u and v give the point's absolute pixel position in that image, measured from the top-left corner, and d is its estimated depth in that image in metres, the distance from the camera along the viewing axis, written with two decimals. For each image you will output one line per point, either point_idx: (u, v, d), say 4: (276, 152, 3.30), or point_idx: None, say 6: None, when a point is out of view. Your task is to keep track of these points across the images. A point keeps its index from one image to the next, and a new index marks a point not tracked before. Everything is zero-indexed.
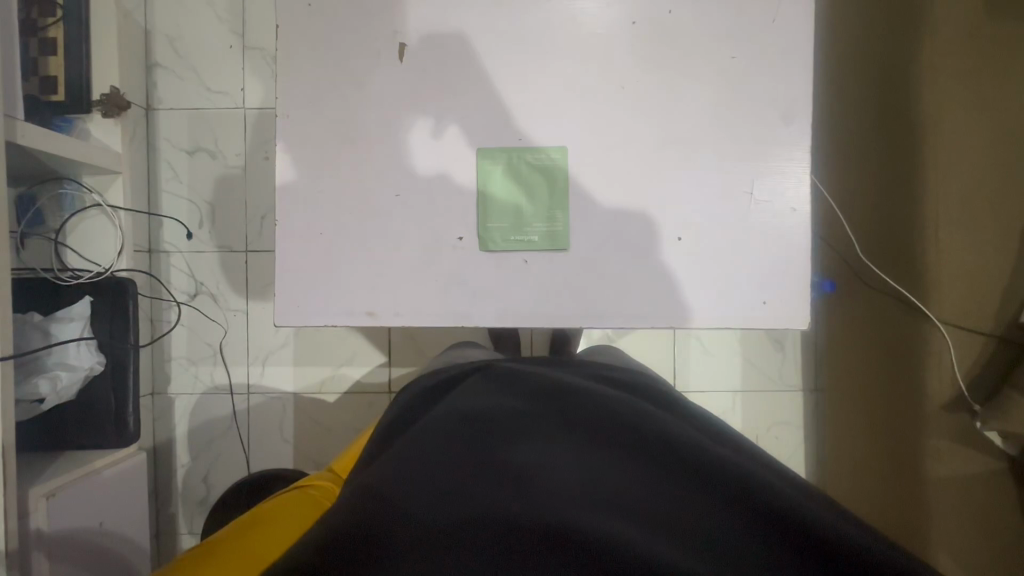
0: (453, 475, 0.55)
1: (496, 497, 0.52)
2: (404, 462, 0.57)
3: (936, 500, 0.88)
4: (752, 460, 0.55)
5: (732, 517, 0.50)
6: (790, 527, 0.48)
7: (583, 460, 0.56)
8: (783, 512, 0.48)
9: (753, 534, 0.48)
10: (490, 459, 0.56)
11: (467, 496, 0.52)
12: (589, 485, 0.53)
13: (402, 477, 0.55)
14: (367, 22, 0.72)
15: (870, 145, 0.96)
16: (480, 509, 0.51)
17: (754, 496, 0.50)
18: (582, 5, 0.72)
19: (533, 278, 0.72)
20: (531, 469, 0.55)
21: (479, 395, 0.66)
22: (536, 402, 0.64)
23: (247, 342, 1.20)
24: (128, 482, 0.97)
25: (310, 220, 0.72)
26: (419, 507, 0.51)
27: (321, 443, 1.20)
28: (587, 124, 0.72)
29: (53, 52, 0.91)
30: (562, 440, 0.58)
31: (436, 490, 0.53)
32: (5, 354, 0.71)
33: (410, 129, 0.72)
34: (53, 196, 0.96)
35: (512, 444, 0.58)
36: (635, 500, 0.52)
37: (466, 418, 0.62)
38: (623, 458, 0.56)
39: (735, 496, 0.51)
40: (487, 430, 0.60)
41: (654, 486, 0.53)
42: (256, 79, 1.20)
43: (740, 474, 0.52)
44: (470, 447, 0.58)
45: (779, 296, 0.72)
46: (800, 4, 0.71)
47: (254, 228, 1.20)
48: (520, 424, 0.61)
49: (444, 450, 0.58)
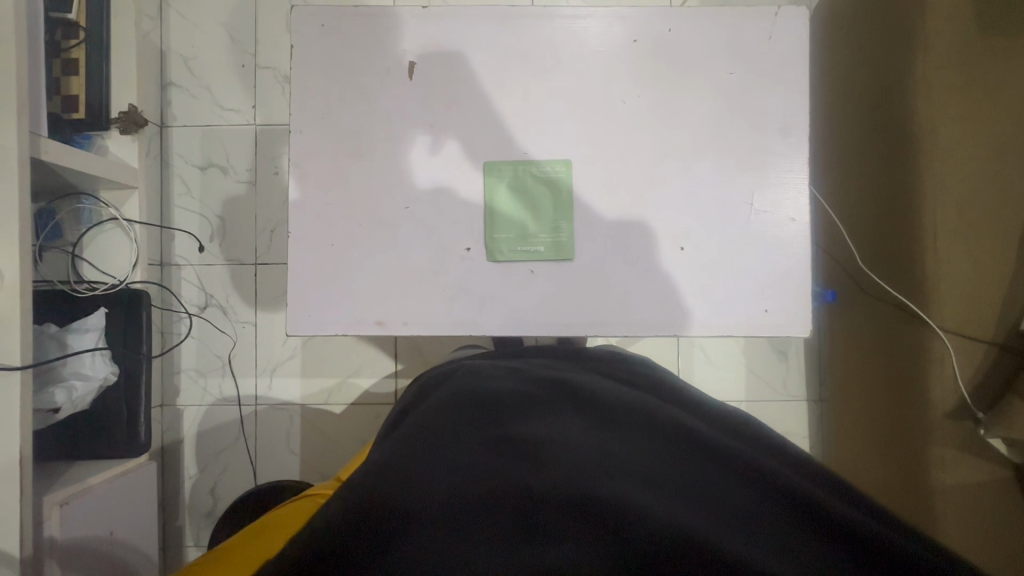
0: (470, 453, 0.56)
1: (512, 471, 0.53)
2: (419, 441, 0.58)
3: (943, 510, 0.87)
4: (765, 446, 0.56)
5: (744, 491, 0.51)
6: (801, 504, 0.49)
7: (596, 439, 0.57)
8: (792, 488, 0.50)
9: (765, 506, 0.50)
10: (502, 435, 0.57)
11: (487, 473, 0.53)
12: (606, 460, 0.53)
13: (419, 456, 0.55)
14: (378, 42, 0.75)
15: (870, 154, 0.97)
16: (500, 485, 0.51)
17: (764, 472, 0.51)
18: (585, 24, 0.75)
19: (539, 287, 0.74)
20: (544, 443, 0.55)
21: (487, 379, 0.66)
22: (544, 387, 0.65)
23: (255, 353, 1.22)
24: (138, 491, 0.98)
25: (321, 232, 0.74)
26: (438, 482, 0.52)
27: (328, 454, 1.21)
28: (591, 138, 0.74)
29: (75, 71, 0.95)
30: (574, 423, 0.59)
31: (454, 467, 0.54)
32: (26, 364, 0.73)
33: (417, 144, 0.75)
34: (71, 210, 0.99)
35: (523, 422, 0.59)
36: (650, 472, 0.53)
37: (476, 399, 0.62)
38: (634, 440, 0.57)
39: (745, 471, 0.52)
40: (498, 411, 0.61)
41: (666, 460, 0.54)
42: (267, 96, 1.23)
43: (749, 454, 0.53)
44: (484, 427, 0.59)
45: (780, 304, 0.73)
46: (795, 23, 0.74)
47: (264, 240, 1.23)
48: (531, 406, 0.62)
49: (458, 433, 0.59)
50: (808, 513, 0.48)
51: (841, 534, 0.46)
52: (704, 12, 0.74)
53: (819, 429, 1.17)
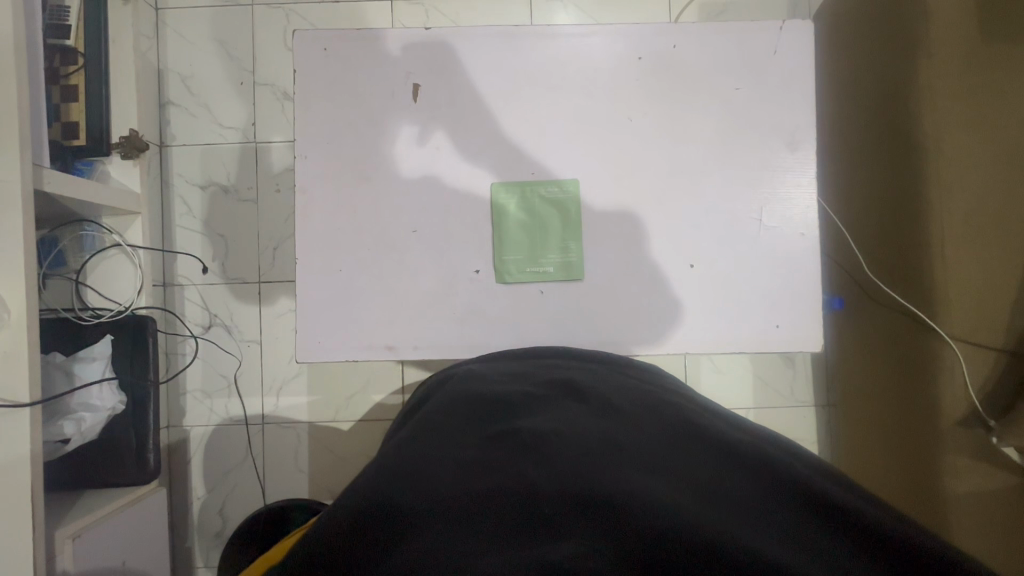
0: (473, 449, 0.51)
1: (512, 468, 0.48)
2: (418, 439, 0.53)
3: (958, 519, 0.87)
4: (786, 447, 0.48)
5: (765, 492, 0.44)
6: (829, 514, 0.41)
7: (603, 432, 0.51)
8: (818, 493, 0.43)
9: (789, 511, 0.42)
10: (505, 431, 0.52)
11: (488, 469, 0.48)
12: (615, 455, 0.48)
13: (421, 454, 0.50)
14: (382, 66, 0.74)
15: (878, 162, 0.97)
16: (503, 482, 0.46)
17: (785, 474, 0.44)
18: (589, 41, 0.75)
19: (549, 307, 0.73)
20: (549, 437, 0.51)
21: (490, 381, 0.62)
22: (549, 385, 0.60)
23: (261, 372, 1.21)
24: (149, 518, 0.98)
25: (329, 257, 0.74)
26: (438, 478, 0.47)
27: (335, 472, 1.21)
28: (598, 156, 0.74)
29: (74, 98, 0.94)
30: (580, 415, 0.54)
31: (455, 463, 0.49)
32: (35, 400, 0.73)
33: (423, 167, 0.74)
34: (74, 237, 0.99)
35: (528, 417, 0.55)
36: (660, 467, 0.47)
37: (479, 399, 0.58)
38: (645, 433, 0.51)
39: (765, 471, 0.45)
40: (501, 408, 0.57)
41: (679, 458, 0.48)
42: (266, 113, 1.23)
43: (768, 453, 0.46)
44: (486, 424, 0.55)
45: (791, 320, 0.73)
46: (799, 37, 0.74)
47: (266, 259, 1.22)
48: (535, 405, 0.57)
49: (459, 430, 0.54)
50: (838, 523, 0.41)
51: (875, 546, 0.39)
52: (708, 28, 0.74)
53: (828, 434, 1.19)
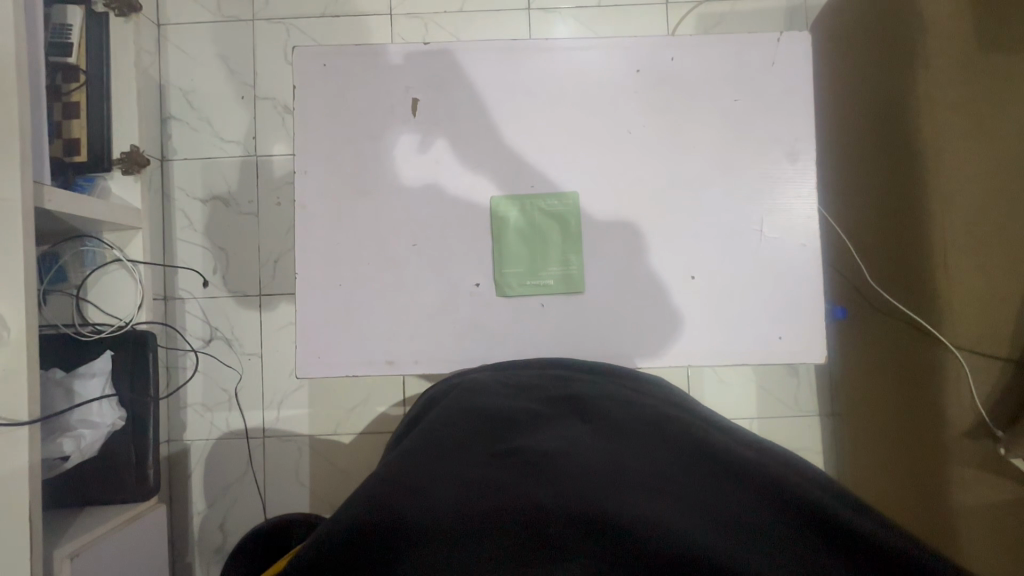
0: (476, 467, 0.49)
1: (517, 487, 0.47)
2: (421, 454, 0.51)
3: (965, 529, 0.86)
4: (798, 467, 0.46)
5: (772, 516, 0.43)
6: (834, 536, 0.40)
7: (608, 451, 0.50)
8: (829, 517, 0.41)
9: (796, 533, 0.41)
10: (508, 449, 0.51)
11: (493, 489, 0.46)
12: (620, 474, 0.47)
13: (425, 471, 0.49)
14: (381, 81, 0.75)
15: (878, 172, 0.98)
16: (507, 502, 0.45)
17: (793, 494, 0.43)
18: (587, 54, 0.75)
19: (549, 320, 0.73)
20: (551, 456, 0.50)
21: (493, 395, 0.60)
22: (551, 403, 0.59)
23: (262, 385, 1.21)
24: (146, 536, 0.97)
25: (328, 271, 0.73)
26: (443, 497, 0.46)
27: (336, 485, 1.20)
28: (599, 168, 0.74)
29: (76, 115, 0.95)
30: (584, 433, 0.53)
31: (459, 481, 0.48)
32: (34, 418, 0.73)
33: (421, 180, 0.74)
34: (75, 253, 1.00)
35: (532, 435, 0.53)
36: (667, 487, 0.46)
37: (480, 414, 0.57)
38: (650, 452, 0.50)
39: (772, 494, 0.44)
40: (503, 424, 0.55)
41: (685, 478, 0.47)
42: (267, 128, 1.23)
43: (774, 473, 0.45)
44: (490, 441, 0.53)
45: (793, 330, 0.73)
46: (797, 49, 0.74)
47: (267, 271, 1.22)
48: (538, 421, 0.56)
49: (462, 446, 0.53)
50: (847, 550, 0.39)
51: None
52: (706, 40, 0.74)
53: (832, 444, 1.18)
